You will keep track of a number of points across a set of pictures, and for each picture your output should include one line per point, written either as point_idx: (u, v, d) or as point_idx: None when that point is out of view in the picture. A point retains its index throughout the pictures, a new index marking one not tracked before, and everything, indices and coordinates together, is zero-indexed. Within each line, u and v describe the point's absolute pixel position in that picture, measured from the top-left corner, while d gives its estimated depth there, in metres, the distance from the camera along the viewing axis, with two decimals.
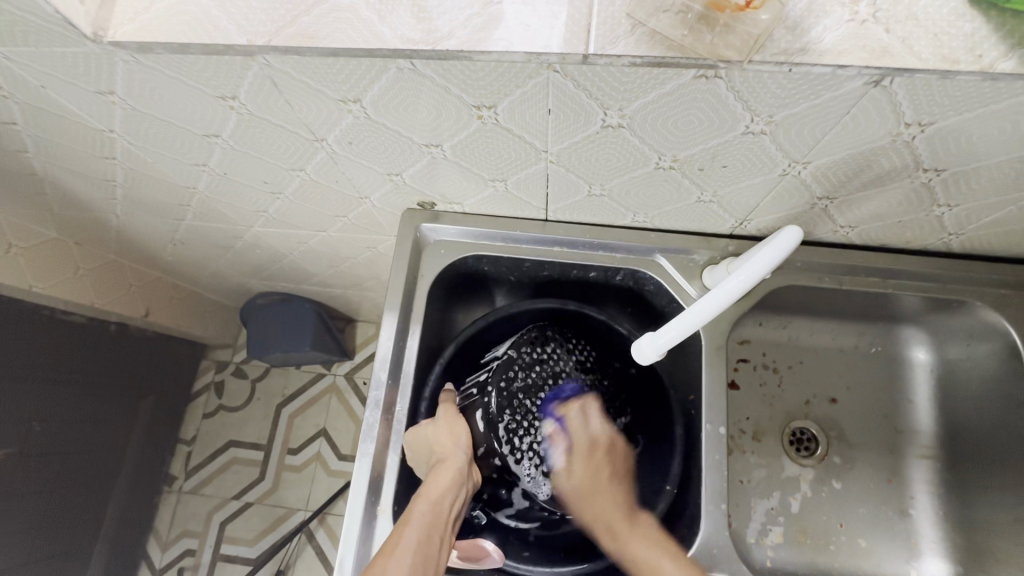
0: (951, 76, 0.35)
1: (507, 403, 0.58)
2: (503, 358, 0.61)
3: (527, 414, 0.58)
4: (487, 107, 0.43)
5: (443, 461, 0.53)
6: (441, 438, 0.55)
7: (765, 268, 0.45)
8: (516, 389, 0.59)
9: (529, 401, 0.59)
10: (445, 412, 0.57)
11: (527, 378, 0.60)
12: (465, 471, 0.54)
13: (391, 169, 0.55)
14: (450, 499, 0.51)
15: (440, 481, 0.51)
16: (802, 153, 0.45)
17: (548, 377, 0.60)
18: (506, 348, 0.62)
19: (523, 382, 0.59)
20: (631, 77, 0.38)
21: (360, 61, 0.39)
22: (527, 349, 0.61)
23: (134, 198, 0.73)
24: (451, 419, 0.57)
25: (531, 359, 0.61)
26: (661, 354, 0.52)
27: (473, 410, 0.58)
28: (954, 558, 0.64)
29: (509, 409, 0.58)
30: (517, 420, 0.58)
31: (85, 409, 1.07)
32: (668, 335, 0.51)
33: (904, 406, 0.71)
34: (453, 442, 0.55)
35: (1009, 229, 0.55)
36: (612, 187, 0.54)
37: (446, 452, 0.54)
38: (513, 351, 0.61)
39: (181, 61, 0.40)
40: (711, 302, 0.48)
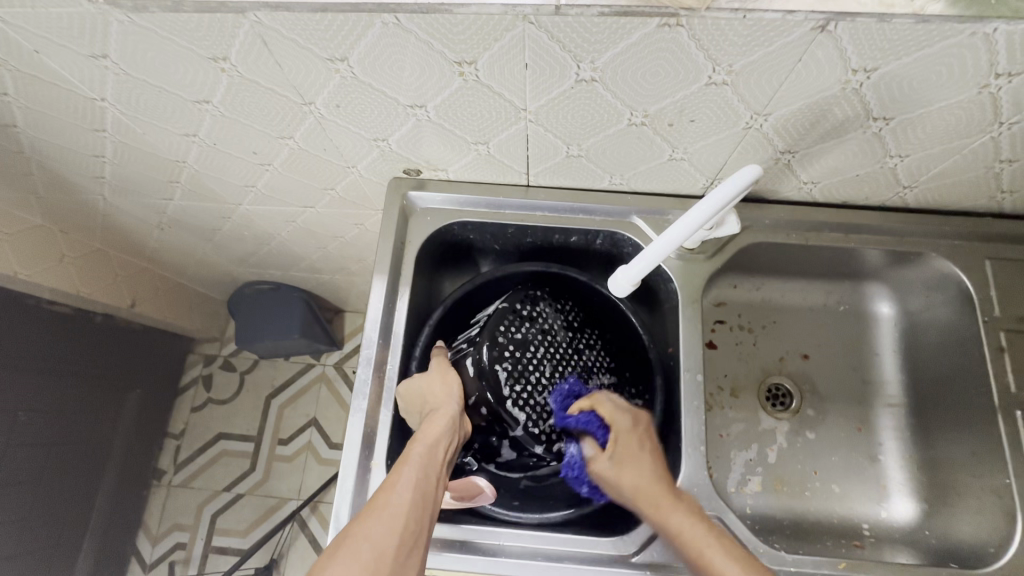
0: (887, 19, 0.39)
1: (498, 352, 0.60)
2: (495, 312, 0.63)
3: (518, 365, 0.61)
4: (468, 63, 0.45)
5: (436, 410, 0.56)
6: (433, 390, 0.58)
7: (722, 200, 0.47)
8: (508, 342, 0.61)
9: (520, 351, 0.61)
10: (437, 364, 0.60)
11: (519, 331, 0.62)
12: (457, 420, 0.57)
13: (378, 134, 0.57)
14: (446, 445, 0.54)
15: (434, 427, 0.54)
16: (762, 104, 0.48)
17: (537, 333, 0.63)
18: (496, 304, 0.64)
19: (514, 334, 0.62)
20: (601, 27, 0.41)
21: (348, 16, 0.41)
22: (518, 305, 0.63)
23: (123, 178, 0.74)
24: (444, 371, 0.60)
25: (521, 314, 0.63)
26: (635, 284, 0.56)
27: (466, 360, 0.61)
28: (920, 496, 0.68)
29: (500, 359, 0.60)
30: (509, 370, 0.60)
31: (73, 398, 1.07)
32: (638, 266, 0.54)
33: (872, 358, 0.75)
34: (447, 392, 0.58)
35: (956, 180, 0.59)
36: (589, 147, 0.57)
37: (439, 402, 0.57)
38: (505, 306, 0.63)
39: (174, 19, 0.42)
40: (679, 231, 0.50)
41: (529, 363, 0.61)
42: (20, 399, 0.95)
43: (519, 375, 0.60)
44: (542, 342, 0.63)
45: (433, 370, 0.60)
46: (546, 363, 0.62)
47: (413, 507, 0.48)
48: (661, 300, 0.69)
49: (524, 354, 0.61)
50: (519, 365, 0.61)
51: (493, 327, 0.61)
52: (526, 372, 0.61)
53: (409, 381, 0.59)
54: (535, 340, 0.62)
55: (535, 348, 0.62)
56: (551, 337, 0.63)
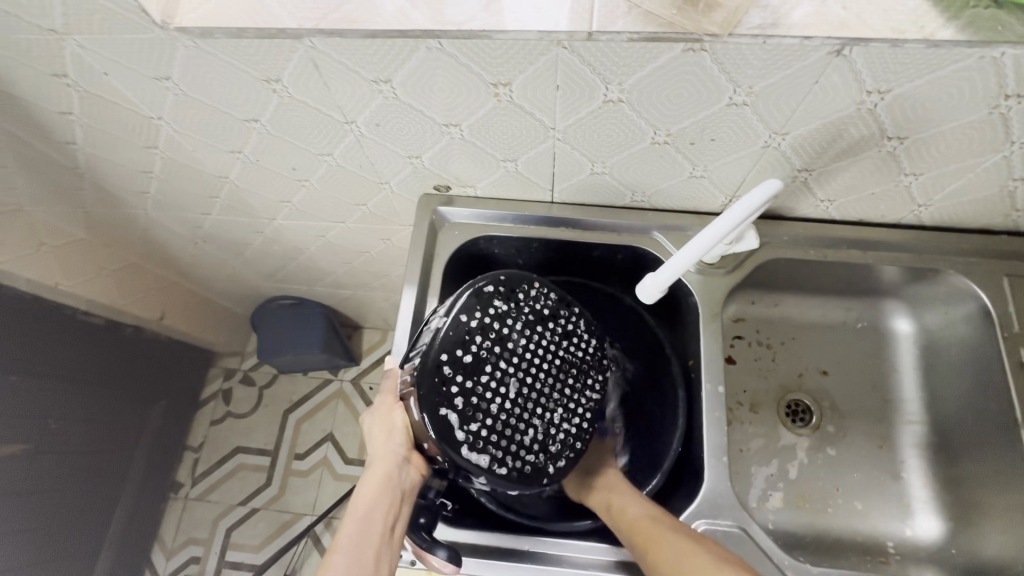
0: (900, 44, 0.41)
1: (443, 391, 0.52)
2: (436, 338, 0.54)
3: (469, 399, 0.52)
4: (502, 84, 0.49)
5: (372, 469, 0.54)
6: (376, 439, 0.56)
7: (752, 207, 0.49)
8: (456, 367, 0.53)
9: (473, 379, 0.53)
10: (383, 405, 0.57)
11: (466, 353, 0.54)
12: (396, 472, 0.53)
13: (412, 151, 0.61)
14: (384, 499, 0.52)
15: (370, 484, 0.52)
16: (780, 124, 0.51)
17: (492, 350, 0.54)
18: (439, 321, 0.56)
19: (462, 358, 0.53)
20: (630, 51, 0.43)
21: (395, 42, 0.45)
22: (468, 319, 0.55)
23: (166, 193, 0.78)
24: (387, 411, 0.57)
25: (468, 330, 0.54)
26: (663, 291, 0.58)
27: (409, 397, 0.54)
28: (945, 515, 0.67)
29: (449, 394, 0.52)
30: (461, 402, 0.52)
31: (100, 408, 1.09)
32: (666, 274, 0.56)
33: (891, 375, 0.75)
34: (387, 438, 0.55)
35: (971, 199, 0.61)
36: (613, 164, 0.60)
37: (377, 457, 0.55)
38: (450, 325, 0.54)
39: (235, 45, 0.46)
40: (705, 239, 0.51)
41: (487, 392, 0.53)
42: (53, 408, 0.97)
43: (473, 412, 0.52)
44: (500, 357, 0.54)
45: (379, 409, 0.58)
46: (506, 387, 0.54)
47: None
48: (680, 313, 0.71)
49: (477, 380, 0.53)
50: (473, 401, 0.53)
51: (437, 358, 0.53)
52: (483, 406, 0.53)
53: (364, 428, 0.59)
54: (487, 360, 0.54)
55: (490, 370, 0.54)
56: (512, 347, 0.55)
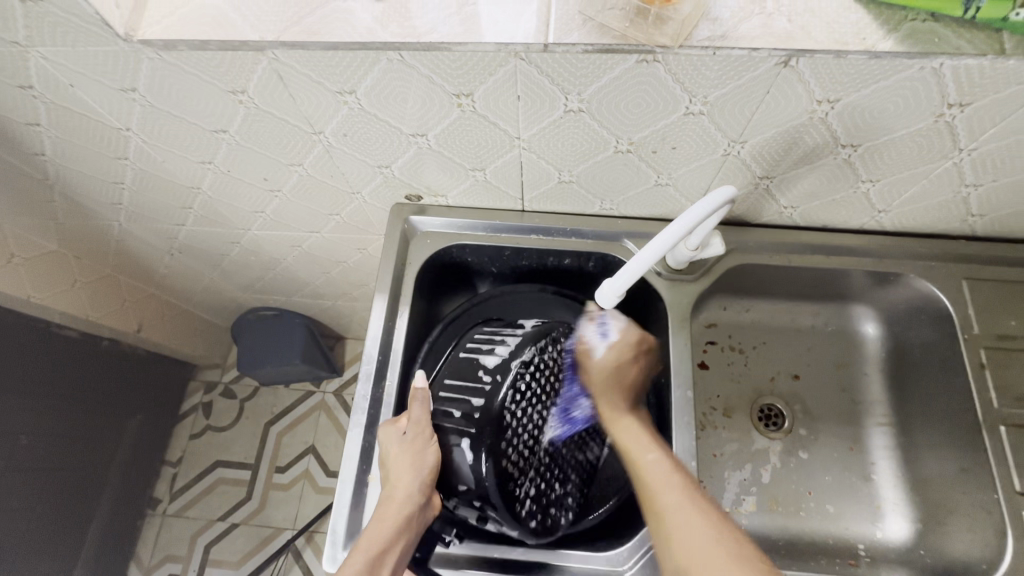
0: (844, 55, 0.42)
1: (499, 434, 0.59)
2: (501, 385, 0.61)
3: (518, 443, 0.60)
4: (465, 95, 0.49)
5: (394, 498, 0.54)
6: (400, 464, 0.56)
7: (703, 213, 0.50)
8: (515, 415, 0.61)
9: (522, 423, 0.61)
10: (416, 434, 0.58)
11: (522, 401, 0.61)
12: (417, 508, 0.55)
13: (382, 160, 0.61)
14: (401, 537, 0.53)
15: (390, 521, 0.53)
16: (737, 133, 0.52)
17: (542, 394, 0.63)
18: (499, 365, 0.63)
19: (518, 406, 0.61)
20: (585, 62, 0.45)
21: (356, 54, 0.46)
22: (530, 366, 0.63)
23: (139, 204, 0.77)
24: (416, 443, 0.58)
25: (524, 380, 0.62)
26: (621, 295, 0.58)
27: (457, 436, 0.60)
28: (914, 516, 0.68)
29: (509, 441, 0.59)
30: (517, 450, 0.60)
31: (74, 423, 1.07)
32: (624, 277, 0.56)
33: (860, 378, 0.76)
34: (413, 474, 0.56)
35: (927, 204, 0.62)
36: (579, 173, 0.61)
37: (400, 487, 0.55)
38: (513, 371, 0.62)
39: (198, 57, 0.47)
40: (661, 242, 0.52)
41: (529, 436, 0.61)
42: (24, 424, 0.96)
43: (516, 456, 0.59)
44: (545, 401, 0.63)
45: (407, 437, 0.57)
46: (542, 428, 0.62)
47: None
48: (652, 319, 0.71)
49: (524, 425, 0.61)
50: (517, 444, 0.60)
51: (496, 403, 0.60)
52: (524, 450, 0.60)
53: (387, 443, 0.57)
54: (536, 405, 0.62)
55: (535, 415, 0.62)
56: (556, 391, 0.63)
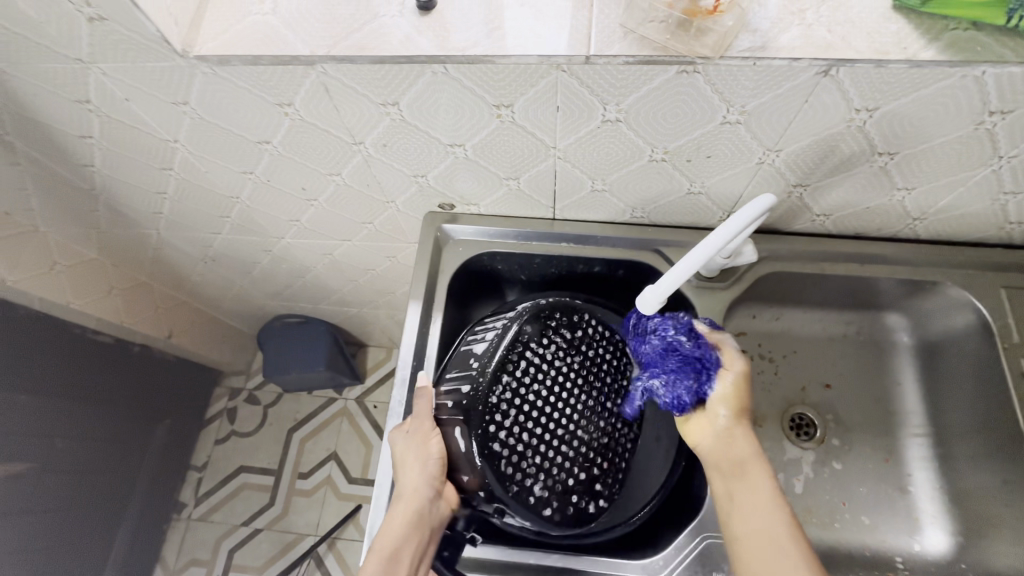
0: (884, 64, 0.43)
1: (486, 418, 0.56)
2: (487, 365, 0.58)
3: (511, 429, 0.56)
4: (505, 106, 0.51)
5: (403, 494, 0.55)
6: (406, 461, 0.57)
7: (746, 220, 0.51)
8: (506, 399, 0.57)
9: (515, 407, 0.57)
10: (420, 428, 0.58)
11: (512, 384, 0.57)
12: (427, 500, 0.56)
13: (418, 170, 0.63)
14: (411, 535, 0.54)
15: (399, 520, 0.54)
16: (773, 141, 0.52)
17: (546, 381, 0.59)
18: (487, 349, 0.59)
19: (507, 389, 0.57)
20: (626, 73, 0.45)
21: (402, 67, 0.47)
22: (518, 346, 0.59)
23: (179, 213, 0.80)
24: (420, 436, 0.58)
25: (514, 362, 0.58)
26: (661, 302, 0.56)
27: (451, 425, 0.57)
28: (953, 529, 0.67)
29: (500, 426, 0.56)
30: (513, 437, 0.56)
31: (105, 427, 1.10)
32: (666, 282, 0.55)
33: (894, 388, 0.75)
34: (418, 468, 0.56)
35: (963, 212, 0.62)
36: (613, 182, 0.61)
37: (408, 482, 0.56)
38: (500, 354, 0.58)
39: (250, 71, 0.49)
40: (720, 235, 0.51)
41: (526, 420, 0.57)
42: (59, 427, 0.98)
43: (512, 440, 0.56)
44: (542, 383, 0.59)
45: (412, 434, 0.58)
46: (541, 414, 0.58)
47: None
48: None
49: (518, 408, 0.57)
50: (510, 428, 0.56)
51: (481, 388, 0.57)
52: (524, 436, 0.57)
53: (395, 444, 0.59)
54: (529, 386, 0.58)
55: (531, 397, 0.58)
56: (556, 371, 0.59)
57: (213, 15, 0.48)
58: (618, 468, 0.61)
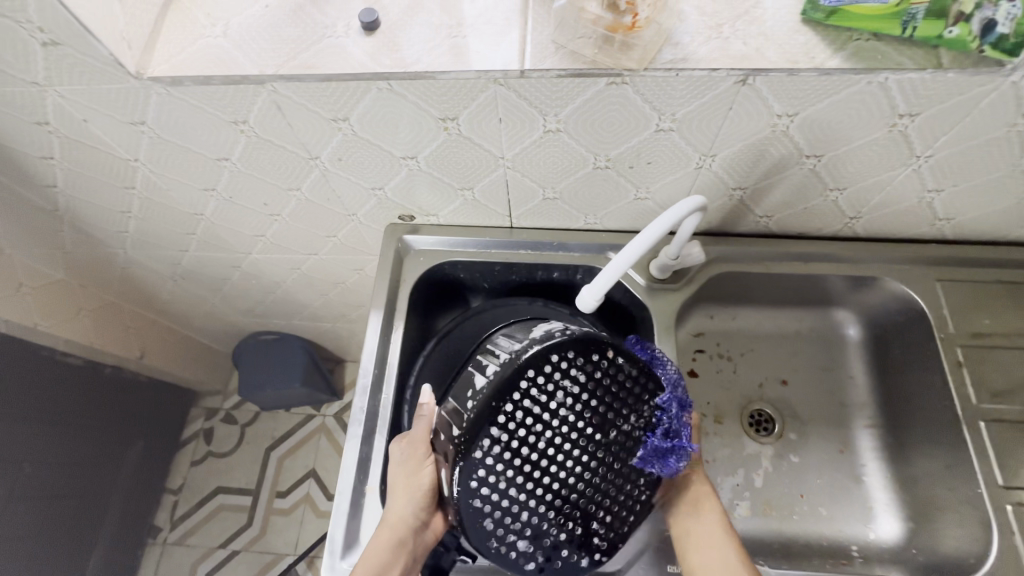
0: (795, 72, 0.46)
1: (474, 471, 0.51)
2: (477, 410, 0.51)
3: (497, 482, 0.51)
4: (450, 119, 0.53)
5: (389, 519, 0.56)
6: (397, 483, 0.57)
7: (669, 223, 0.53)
8: (494, 450, 0.51)
9: (507, 460, 0.51)
10: (414, 450, 0.58)
11: (502, 434, 0.51)
12: (411, 528, 0.56)
13: (376, 183, 0.65)
14: (394, 563, 0.54)
15: (382, 545, 0.54)
16: (707, 147, 0.55)
17: (543, 425, 0.51)
18: (486, 385, 0.52)
19: (499, 439, 0.51)
20: (560, 86, 0.48)
21: (349, 84, 0.49)
22: (523, 386, 0.52)
23: (145, 232, 0.81)
24: (414, 462, 0.58)
25: (507, 408, 0.51)
26: (599, 299, 0.58)
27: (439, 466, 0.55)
28: (904, 515, 0.69)
29: (485, 480, 0.51)
30: (498, 492, 0.51)
31: (76, 451, 1.09)
32: (600, 282, 0.57)
33: (846, 382, 0.78)
34: (407, 494, 0.57)
35: (894, 210, 0.65)
36: (563, 189, 0.64)
37: (396, 507, 0.56)
38: (494, 397, 0.51)
39: (203, 91, 0.51)
40: (643, 239, 0.54)
41: (516, 473, 0.51)
42: (26, 451, 0.97)
43: (503, 499, 0.51)
44: (538, 429, 0.51)
45: (408, 454, 0.59)
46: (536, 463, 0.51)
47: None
48: (640, 328, 0.74)
49: (512, 460, 0.51)
50: (500, 483, 0.51)
51: (466, 439, 0.51)
52: (512, 489, 0.51)
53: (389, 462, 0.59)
54: (525, 433, 0.51)
55: (526, 448, 0.51)
56: (563, 412, 0.52)
57: (168, 38, 0.50)
58: (620, 523, 0.54)
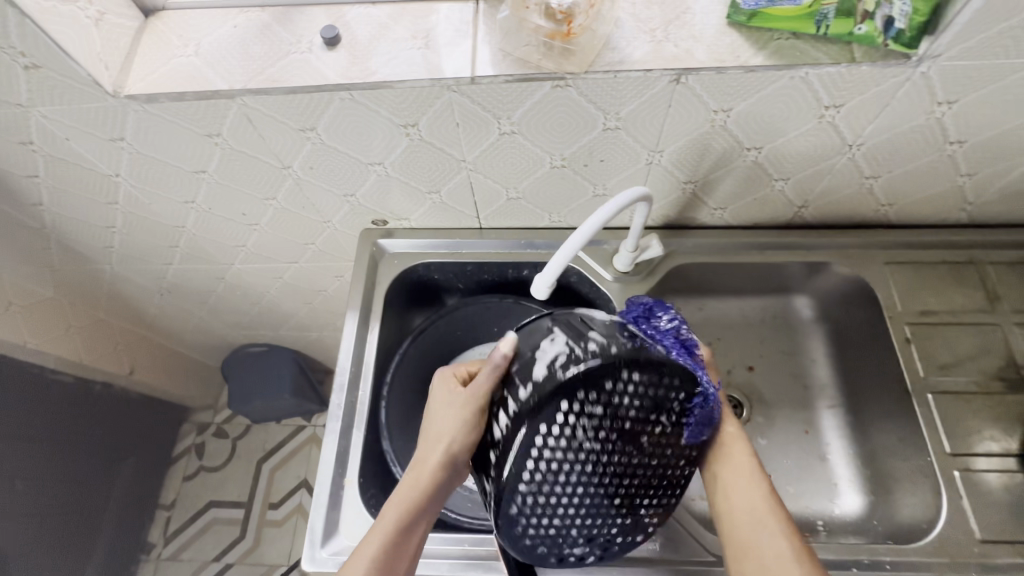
0: (723, 70, 0.50)
1: (515, 508, 0.53)
2: (506, 456, 0.52)
3: (539, 508, 0.53)
4: (411, 126, 0.57)
5: (422, 462, 0.55)
6: (435, 423, 0.56)
7: (617, 208, 0.54)
8: (529, 488, 0.52)
9: (542, 493, 0.52)
10: (459, 396, 0.56)
11: (535, 473, 0.51)
12: (443, 474, 0.55)
13: (347, 189, 0.68)
14: (425, 509, 0.54)
15: (415, 487, 0.54)
16: (654, 143, 0.59)
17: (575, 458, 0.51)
18: (508, 430, 0.52)
19: (530, 492, 0.52)
20: (509, 90, 0.52)
21: (312, 96, 0.53)
22: (544, 427, 0.51)
23: (130, 246, 0.84)
24: (468, 411, 0.55)
25: (531, 463, 0.51)
26: (550, 287, 0.57)
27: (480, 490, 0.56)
28: (866, 490, 0.72)
29: (527, 510, 0.53)
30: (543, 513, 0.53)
31: (67, 467, 1.10)
32: (552, 268, 0.56)
33: (809, 365, 0.81)
34: (443, 440, 0.55)
35: (839, 197, 0.69)
36: (525, 189, 0.68)
37: (429, 449, 0.55)
38: (514, 458, 0.51)
39: (178, 107, 0.54)
40: (592, 222, 0.54)
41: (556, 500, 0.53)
42: (18, 468, 0.98)
43: (550, 521, 0.54)
44: (568, 463, 0.51)
45: (453, 398, 0.56)
46: (578, 495, 0.53)
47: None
48: None
49: (552, 499, 0.53)
50: (546, 519, 0.54)
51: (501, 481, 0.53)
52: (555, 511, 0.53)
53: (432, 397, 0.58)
54: (557, 480, 0.52)
55: (557, 481, 0.52)
56: (591, 439, 0.51)
57: (143, 59, 0.54)
58: (668, 502, 0.57)
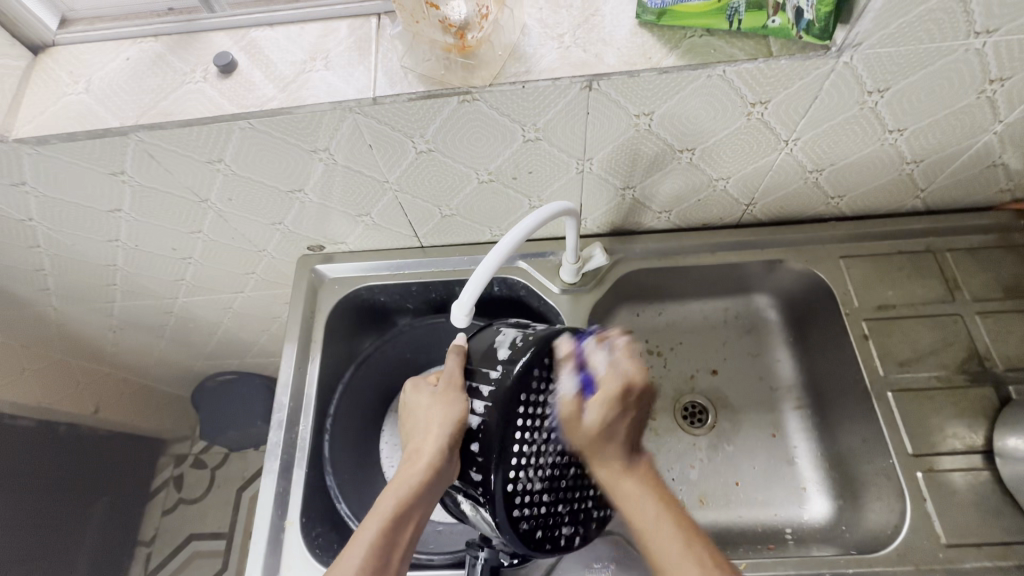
0: (634, 74, 0.47)
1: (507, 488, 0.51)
2: (494, 431, 0.52)
3: (528, 483, 0.52)
4: (322, 151, 0.54)
5: (417, 451, 0.52)
6: (429, 414, 0.54)
7: (535, 221, 0.51)
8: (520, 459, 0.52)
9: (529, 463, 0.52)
10: (443, 390, 0.56)
11: (524, 440, 0.52)
12: (442, 462, 0.51)
13: (273, 218, 0.66)
14: (418, 501, 0.50)
15: (410, 479, 0.51)
16: (581, 151, 0.57)
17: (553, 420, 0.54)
18: (491, 407, 0.53)
19: (522, 470, 0.52)
20: (414, 108, 0.49)
21: (210, 127, 0.51)
22: (527, 393, 0.53)
23: (66, 286, 0.81)
24: (446, 395, 0.55)
25: (519, 437, 0.52)
26: (470, 313, 0.53)
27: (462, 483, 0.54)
28: (835, 493, 0.69)
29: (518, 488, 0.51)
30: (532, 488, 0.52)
31: (33, 513, 1.05)
32: (467, 292, 0.52)
33: (772, 365, 0.79)
34: (440, 427, 0.53)
35: (785, 193, 0.67)
36: (457, 206, 0.65)
37: (424, 439, 0.52)
38: (501, 430, 0.52)
39: (73, 147, 0.52)
40: (509, 239, 0.50)
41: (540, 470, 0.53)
42: None
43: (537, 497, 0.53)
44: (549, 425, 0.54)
45: (438, 390, 0.56)
46: (560, 472, 0.54)
47: (365, 568, 0.46)
48: None
49: (538, 478, 0.53)
50: (535, 495, 0.53)
51: (490, 462, 0.51)
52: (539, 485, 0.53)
53: (415, 397, 0.57)
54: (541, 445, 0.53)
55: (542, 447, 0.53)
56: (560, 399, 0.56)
57: (32, 99, 0.51)
58: None
